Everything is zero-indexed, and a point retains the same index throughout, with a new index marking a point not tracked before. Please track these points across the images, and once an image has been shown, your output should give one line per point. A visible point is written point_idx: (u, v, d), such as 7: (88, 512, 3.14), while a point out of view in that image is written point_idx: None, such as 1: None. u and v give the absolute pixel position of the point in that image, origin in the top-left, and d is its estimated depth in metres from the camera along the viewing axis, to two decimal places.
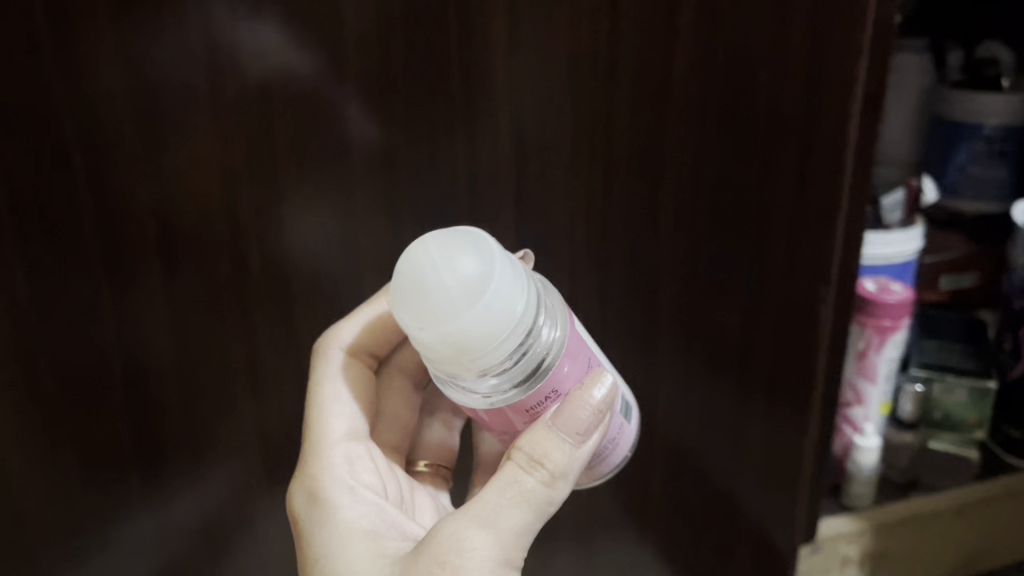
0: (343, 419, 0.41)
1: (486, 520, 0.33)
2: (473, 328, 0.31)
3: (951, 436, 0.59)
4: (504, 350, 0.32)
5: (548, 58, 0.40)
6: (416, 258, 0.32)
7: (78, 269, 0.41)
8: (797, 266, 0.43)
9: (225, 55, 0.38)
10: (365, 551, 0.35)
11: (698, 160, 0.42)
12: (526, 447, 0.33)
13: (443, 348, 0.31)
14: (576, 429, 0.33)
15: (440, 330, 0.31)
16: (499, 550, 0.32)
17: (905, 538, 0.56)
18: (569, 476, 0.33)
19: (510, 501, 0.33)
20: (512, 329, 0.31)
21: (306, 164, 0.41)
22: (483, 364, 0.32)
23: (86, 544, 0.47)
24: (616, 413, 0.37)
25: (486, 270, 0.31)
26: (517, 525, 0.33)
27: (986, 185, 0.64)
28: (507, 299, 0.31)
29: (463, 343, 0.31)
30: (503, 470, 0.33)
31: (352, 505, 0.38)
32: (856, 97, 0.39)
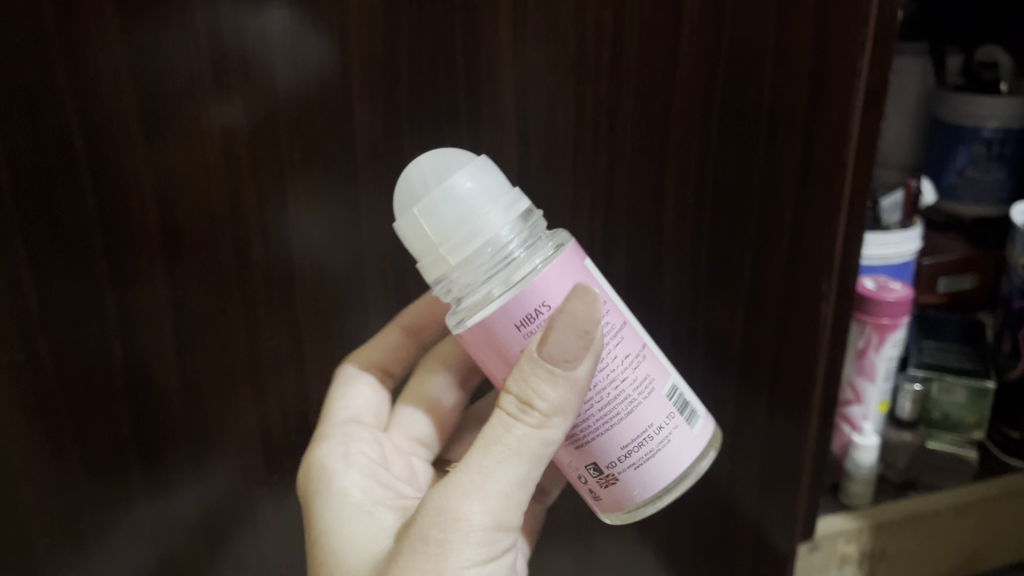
0: (347, 410, 0.44)
1: (470, 487, 0.32)
2: (439, 206, 0.33)
3: (950, 436, 0.59)
4: (470, 239, 0.33)
5: (552, 50, 0.40)
6: (412, 174, 0.35)
7: (80, 257, 0.42)
8: (800, 260, 0.43)
9: (229, 44, 0.38)
10: (357, 526, 0.37)
11: (700, 155, 0.42)
12: (515, 391, 0.33)
13: (420, 241, 0.34)
14: (564, 356, 0.32)
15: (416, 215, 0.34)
16: (489, 515, 0.32)
17: (903, 538, 0.56)
18: (563, 412, 0.32)
19: (497, 460, 0.32)
20: (483, 220, 0.33)
21: (310, 154, 0.41)
22: (455, 254, 0.34)
23: (86, 533, 0.47)
24: (657, 396, 0.35)
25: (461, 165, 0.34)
26: (504, 486, 0.32)
27: (984, 188, 0.65)
28: (479, 190, 0.34)
29: (433, 226, 0.34)
30: (493, 421, 0.33)
31: (346, 473, 0.39)
32: (858, 91, 0.39)
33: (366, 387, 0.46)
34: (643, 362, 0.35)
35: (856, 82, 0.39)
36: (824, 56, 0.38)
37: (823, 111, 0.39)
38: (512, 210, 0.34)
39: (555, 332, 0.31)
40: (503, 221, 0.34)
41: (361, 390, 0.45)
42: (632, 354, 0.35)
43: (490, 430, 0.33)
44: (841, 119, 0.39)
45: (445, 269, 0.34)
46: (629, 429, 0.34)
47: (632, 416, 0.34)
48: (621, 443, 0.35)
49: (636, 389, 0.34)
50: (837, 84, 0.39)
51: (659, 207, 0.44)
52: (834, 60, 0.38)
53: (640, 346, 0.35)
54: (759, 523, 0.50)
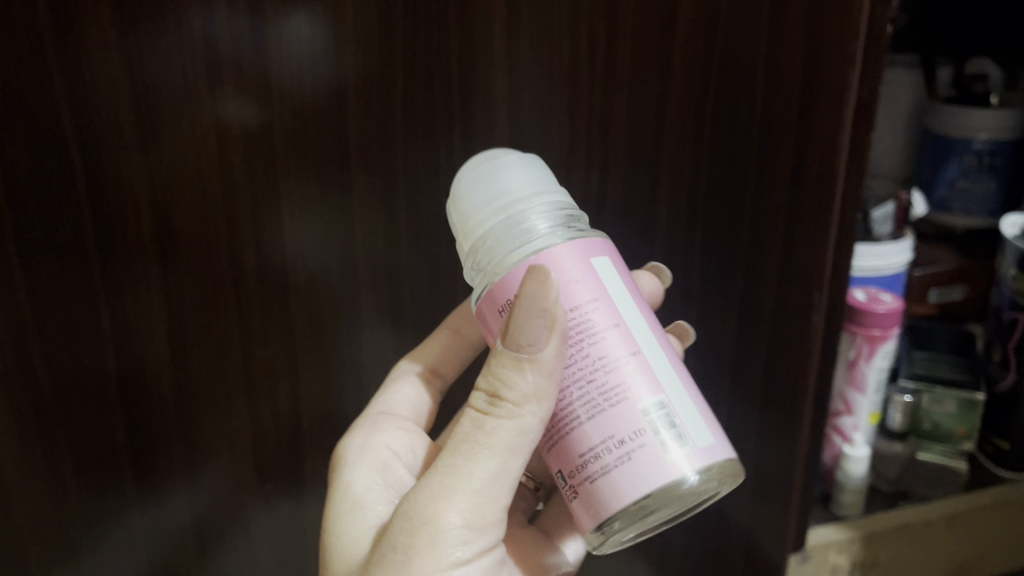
0: (383, 404, 0.43)
1: (441, 490, 0.32)
2: (466, 189, 0.35)
3: (940, 447, 0.60)
4: (489, 218, 0.34)
5: (547, 60, 0.40)
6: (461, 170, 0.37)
7: (73, 262, 0.41)
8: (793, 270, 0.43)
9: (225, 52, 0.38)
10: (348, 519, 0.36)
11: (693, 166, 0.43)
12: (485, 386, 0.33)
13: (456, 224, 0.36)
14: (525, 340, 0.31)
15: (452, 204, 0.36)
16: (461, 514, 0.32)
17: (895, 548, 0.56)
18: (534, 401, 0.32)
19: (465, 459, 0.32)
20: (505, 201, 0.34)
21: (304, 163, 0.41)
22: (477, 233, 0.35)
23: (77, 540, 0.47)
24: (630, 405, 0.32)
25: (496, 155, 0.36)
26: (480, 486, 0.32)
27: (976, 199, 0.65)
28: (501, 175, 0.35)
29: (460, 208, 0.36)
30: (463, 420, 0.33)
31: (358, 464, 0.39)
32: (848, 104, 0.39)
33: (411, 388, 0.43)
34: (622, 366, 0.32)
35: (846, 96, 0.39)
36: (815, 68, 0.39)
37: (814, 123, 0.40)
38: (539, 200, 0.35)
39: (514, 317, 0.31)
40: (522, 203, 0.34)
41: (405, 388, 0.43)
42: (611, 354, 0.32)
43: (463, 425, 0.33)
44: (832, 132, 0.40)
45: (466, 250, 0.35)
46: (589, 435, 0.32)
47: (593, 421, 0.32)
48: (580, 450, 0.33)
49: (603, 391, 0.32)
50: (829, 97, 0.39)
51: (652, 217, 0.44)
52: (826, 73, 0.39)
53: (630, 351, 0.33)
54: (752, 534, 0.50)
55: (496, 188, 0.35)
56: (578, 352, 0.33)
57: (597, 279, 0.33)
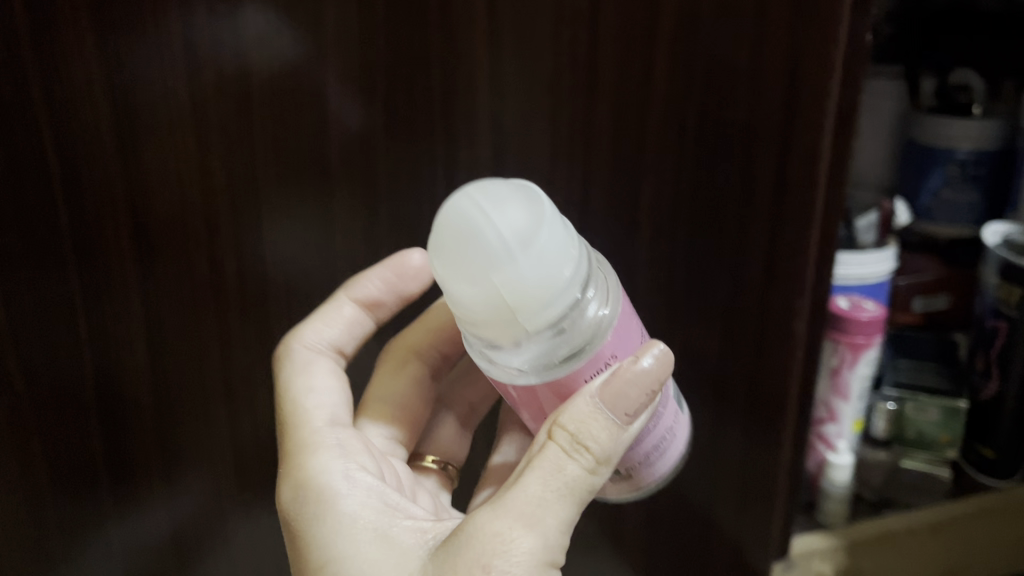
0: (323, 410, 0.40)
1: (530, 521, 0.31)
2: (523, 273, 0.31)
3: (923, 455, 0.60)
4: (551, 306, 0.31)
5: (528, 67, 0.41)
6: (462, 208, 0.31)
7: (51, 268, 0.41)
8: (776, 275, 0.44)
9: (206, 55, 0.38)
10: (380, 552, 0.33)
11: (674, 173, 0.43)
12: (569, 427, 0.32)
13: (493, 299, 0.31)
14: (626, 410, 0.32)
15: (477, 276, 0.31)
16: (543, 550, 0.31)
17: (881, 558, 0.56)
18: (611, 460, 0.33)
19: (555, 495, 0.32)
20: (565, 284, 0.31)
21: (285, 169, 0.41)
22: (533, 318, 0.31)
23: (54, 553, 0.46)
24: (670, 401, 0.37)
25: (533, 215, 0.31)
26: (561, 523, 0.32)
27: (958, 208, 0.66)
28: (556, 252, 0.31)
29: (515, 295, 0.31)
30: (546, 452, 0.32)
31: (352, 494, 0.36)
32: (829, 112, 0.40)
33: (329, 377, 0.41)
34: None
35: (826, 103, 0.40)
36: (795, 76, 0.40)
37: (796, 129, 0.41)
38: (579, 268, 0.32)
39: (624, 389, 0.32)
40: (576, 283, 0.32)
41: (326, 380, 0.41)
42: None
43: (538, 465, 0.32)
44: (814, 140, 0.41)
45: (521, 334, 0.32)
46: (651, 436, 0.36)
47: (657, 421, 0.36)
48: (643, 449, 0.36)
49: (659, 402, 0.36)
50: (810, 106, 0.40)
51: (632, 224, 0.44)
52: (806, 82, 0.40)
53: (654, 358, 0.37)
54: (735, 539, 0.51)
55: (559, 268, 0.31)
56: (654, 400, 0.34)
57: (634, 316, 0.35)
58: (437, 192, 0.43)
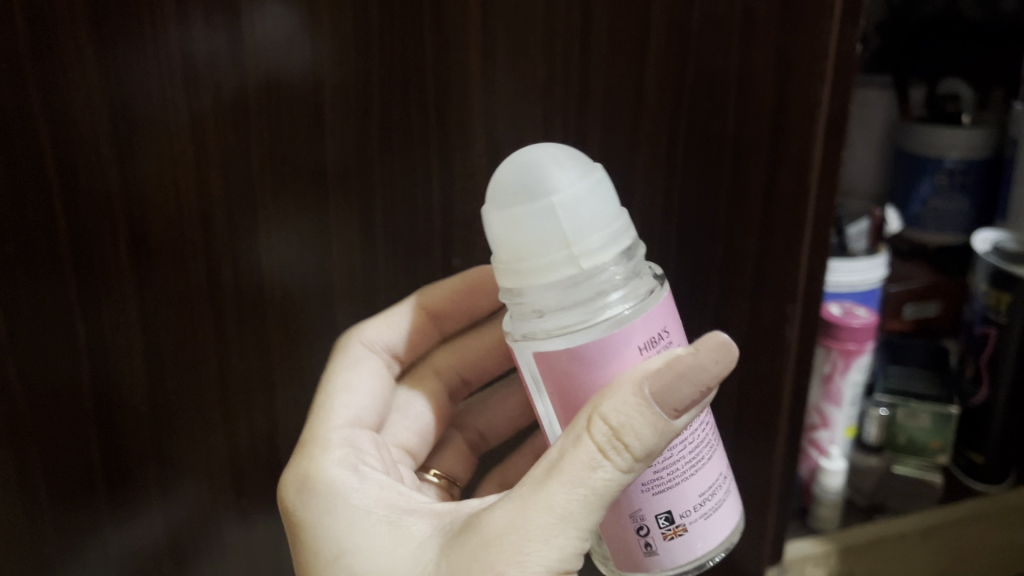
0: (348, 410, 0.42)
1: (550, 527, 0.31)
2: (579, 204, 0.33)
3: (916, 461, 0.60)
4: (603, 244, 0.33)
5: (521, 78, 0.41)
6: (525, 153, 0.34)
7: (48, 276, 0.41)
8: (766, 283, 0.45)
9: (203, 66, 0.38)
10: (394, 545, 0.33)
11: (667, 180, 0.44)
12: (611, 421, 0.31)
13: (551, 224, 0.33)
14: (674, 406, 0.31)
15: (538, 207, 0.33)
16: (559, 555, 0.31)
17: (872, 564, 0.56)
18: (651, 458, 0.32)
19: (583, 499, 0.31)
20: (616, 229, 0.34)
21: (281, 178, 0.41)
22: (588, 250, 0.33)
23: (50, 560, 0.46)
24: (721, 451, 0.37)
25: (587, 166, 0.35)
26: (582, 528, 0.32)
27: (948, 216, 0.66)
28: (610, 205, 0.34)
29: (572, 221, 0.33)
30: (580, 448, 0.31)
31: (362, 489, 0.36)
32: (819, 121, 0.41)
33: (368, 378, 0.44)
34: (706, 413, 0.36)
35: (817, 112, 0.40)
36: (785, 85, 0.40)
37: (786, 136, 0.41)
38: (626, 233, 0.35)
39: (676, 383, 0.31)
40: (625, 238, 0.34)
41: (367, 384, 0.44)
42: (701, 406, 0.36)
43: (566, 462, 0.31)
44: (804, 147, 0.41)
45: (573, 270, 0.33)
46: (705, 475, 0.35)
47: (711, 461, 0.35)
48: (699, 491, 0.34)
49: (710, 437, 0.36)
50: (800, 114, 0.41)
51: None
52: (796, 91, 0.40)
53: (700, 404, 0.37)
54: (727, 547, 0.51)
55: (610, 219, 0.34)
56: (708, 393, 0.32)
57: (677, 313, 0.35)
58: (431, 201, 0.43)
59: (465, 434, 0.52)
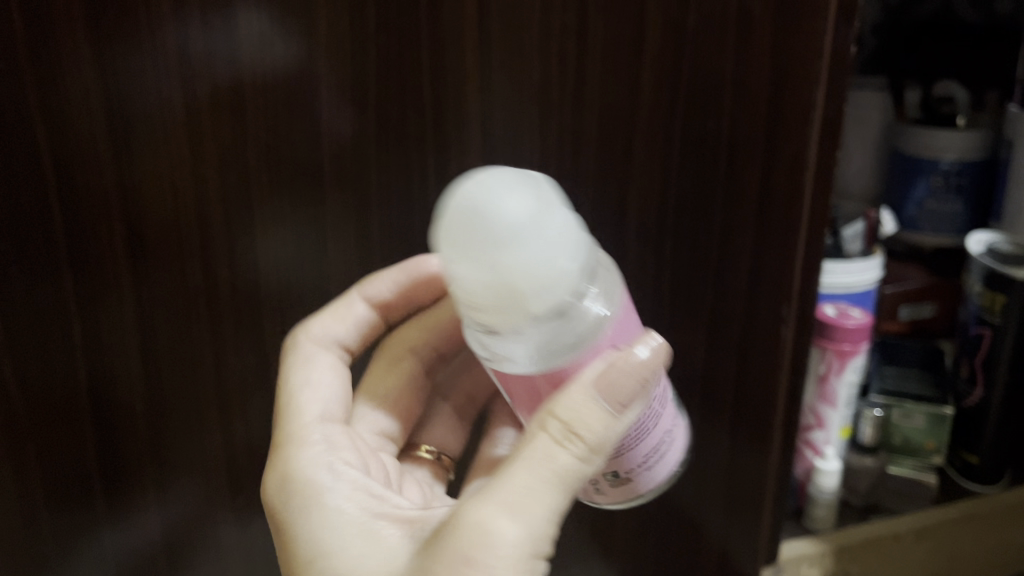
0: (315, 404, 0.40)
1: (518, 511, 0.31)
2: (531, 257, 0.31)
3: (909, 462, 0.60)
4: (558, 291, 0.32)
5: (517, 77, 0.41)
6: (471, 189, 0.32)
7: (46, 276, 0.41)
8: (760, 281, 0.45)
9: (200, 66, 0.39)
10: (368, 549, 0.33)
11: (664, 181, 0.44)
12: (564, 416, 0.32)
13: (502, 279, 0.32)
14: (618, 400, 0.32)
15: (519, 264, 0.31)
16: (529, 539, 0.31)
17: (866, 563, 0.57)
18: (602, 450, 0.32)
19: (544, 486, 0.31)
20: (572, 266, 0.32)
21: (278, 178, 0.42)
22: (542, 300, 0.32)
23: (47, 559, 0.46)
24: (669, 405, 0.38)
25: (539, 194, 0.32)
26: (548, 511, 0.31)
27: (943, 218, 0.66)
28: (567, 239, 0.32)
29: (523, 275, 0.31)
30: (535, 442, 0.32)
31: (336, 488, 0.36)
32: (812, 121, 0.42)
33: (331, 373, 0.42)
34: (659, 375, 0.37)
35: (812, 114, 0.42)
36: (780, 88, 0.41)
37: (779, 136, 0.42)
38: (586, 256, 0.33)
39: (618, 376, 0.33)
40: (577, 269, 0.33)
41: (326, 375, 0.41)
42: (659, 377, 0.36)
43: (525, 456, 0.32)
44: (799, 145, 0.42)
45: (526, 320, 0.32)
46: (652, 438, 0.37)
47: (657, 422, 0.37)
48: (643, 451, 0.37)
49: (658, 403, 0.37)
50: (794, 116, 0.42)
51: (621, 235, 0.45)
52: (791, 92, 0.41)
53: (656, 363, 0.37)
54: (721, 544, 0.51)
55: (566, 255, 0.32)
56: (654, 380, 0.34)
57: (632, 311, 0.36)
58: (427, 200, 0.43)
59: (452, 401, 0.50)
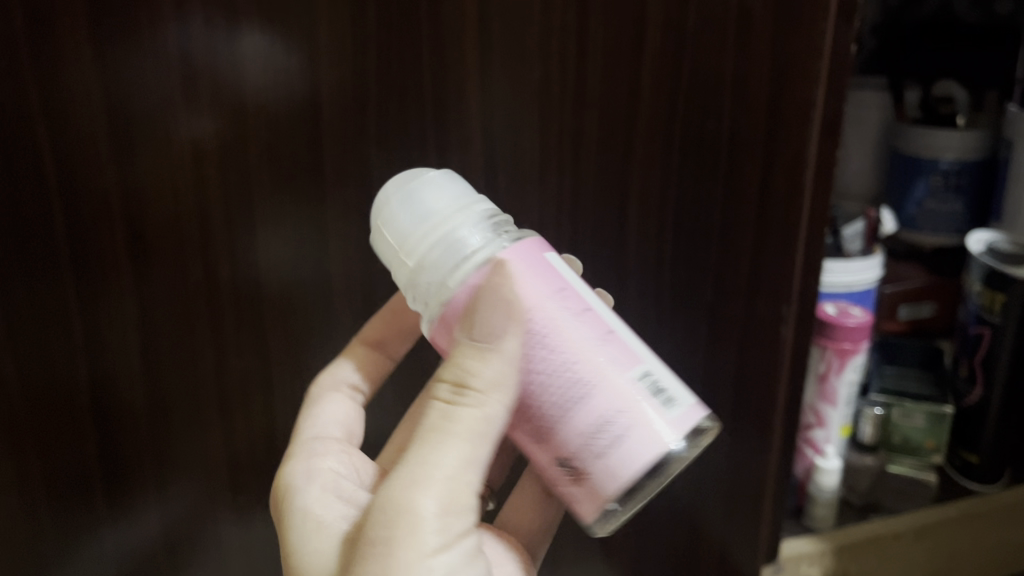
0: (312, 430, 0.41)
1: (418, 472, 0.32)
2: (398, 215, 0.35)
3: (908, 461, 0.61)
4: (426, 238, 0.34)
5: (518, 76, 0.41)
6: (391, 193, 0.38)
7: (47, 274, 0.41)
8: (761, 281, 0.45)
9: (201, 64, 0.39)
10: (322, 539, 0.35)
11: (664, 179, 0.44)
12: (450, 377, 0.33)
13: (390, 245, 0.35)
14: (487, 334, 0.32)
15: (405, 221, 0.35)
16: (437, 496, 0.32)
17: (866, 563, 0.57)
18: (489, 394, 0.33)
19: (440, 442, 0.33)
20: (444, 217, 0.34)
21: (279, 177, 0.42)
22: (415, 249, 0.34)
23: (48, 556, 0.46)
24: (619, 377, 0.32)
25: (421, 173, 0.36)
26: (451, 464, 0.32)
27: (942, 218, 0.67)
28: (439, 197, 0.35)
29: (396, 232, 0.35)
30: (431, 409, 0.34)
31: (308, 487, 0.38)
32: (812, 121, 0.41)
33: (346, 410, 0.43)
34: (606, 346, 0.33)
35: (811, 113, 0.41)
36: (779, 87, 0.41)
37: (779, 137, 0.42)
38: (470, 210, 0.35)
39: (480, 311, 0.33)
40: (459, 219, 0.34)
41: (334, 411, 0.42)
42: (586, 338, 0.33)
43: (427, 431, 0.33)
44: (798, 142, 0.42)
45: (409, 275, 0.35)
46: (585, 415, 0.32)
47: (589, 395, 0.32)
48: (578, 431, 0.32)
49: (588, 372, 0.32)
50: (792, 114, 0.41)
51: (621, 233, 0.45)
52: (792, 91, 0.41)
53: (605, 331, 0.33)
54: (721, 543, 0.51)
55: (436, 205, 0.35)
56: (557, 328, 0.33)
57: (555, 272, 0.34)
58: None
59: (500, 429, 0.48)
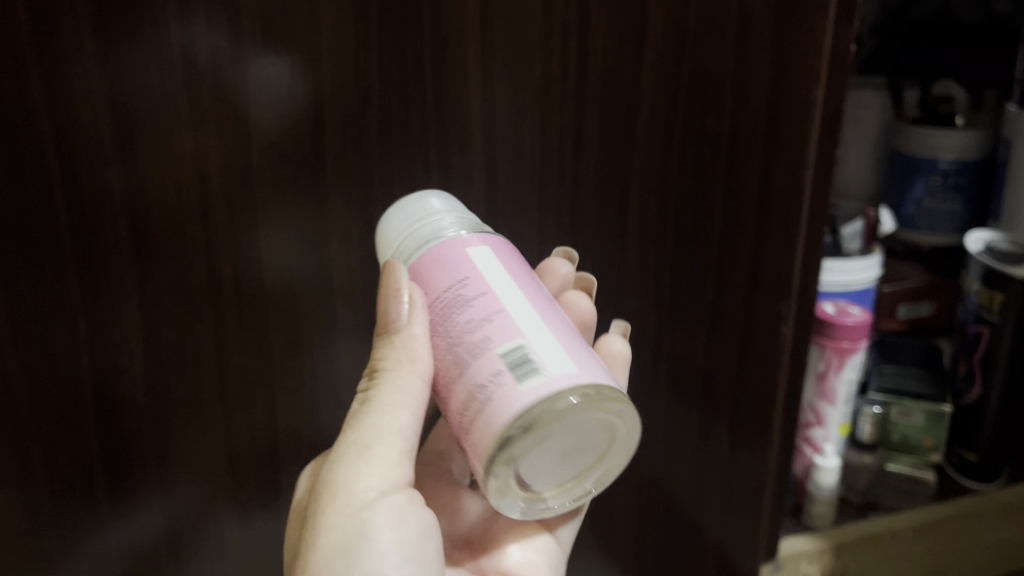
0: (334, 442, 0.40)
1: (349, 446, 0.34)
2: (387, 221, 0.38)
3: (906, 459, 0.61)
4: (397, 237, 0.37)
5: (518, 75, 0.41)
6: None
7: (50, 271, 0.41)
8: (761, 280, 0.45)
9: (204, 62, 0.39)
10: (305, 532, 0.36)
11: (664, 177, 0.44)
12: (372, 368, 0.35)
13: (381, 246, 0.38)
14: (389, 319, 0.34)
15: (387, 225, 0.37)
16: (365, 460, 0.33)
17: (865, 562, 0.57)
18: (393, 369, 0.34)
19: (362, 416, 0.34)
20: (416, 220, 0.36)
21: (281, 174, 0.42)
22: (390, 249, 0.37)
23: (50, 554, 0.46)
24: (487, 351, 0.31)
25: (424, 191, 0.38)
26: (374, 431, 0.33)
27: (941, 217, 0.67)
28: (418, 205, 0.37)
29: (384, 235, 0.38)
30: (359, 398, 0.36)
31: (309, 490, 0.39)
32: (812, 119, 0.42)
33: None
34: (485, 325, 0.32)
35: (811, 111, 0.41)
36: (779, 87, 0.41)
37: (780, 135, 0.42)
38: (439, 215, 0.36)
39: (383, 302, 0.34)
40: (427, 220, 0.36)
41: None
42: (470, 318, 0.32)
43: (353, 412, 0.35)
44: (798, 143, 0.42)
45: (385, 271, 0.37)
46: (460, 391, 0.32)
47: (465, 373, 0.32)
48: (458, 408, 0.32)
49: (465, 351, 0.32)
50: (793, 113, 0.42)
51: (621, 231, 0.45)
52: (792, 91, 0.41)
53: (495, 309, 0.32)
54: (720, 539, 0.52)
55: (411, 211, 0.37)
56: (451, 311, 0.33)
57: (467, 263, 0.34)
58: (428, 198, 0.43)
59: None
